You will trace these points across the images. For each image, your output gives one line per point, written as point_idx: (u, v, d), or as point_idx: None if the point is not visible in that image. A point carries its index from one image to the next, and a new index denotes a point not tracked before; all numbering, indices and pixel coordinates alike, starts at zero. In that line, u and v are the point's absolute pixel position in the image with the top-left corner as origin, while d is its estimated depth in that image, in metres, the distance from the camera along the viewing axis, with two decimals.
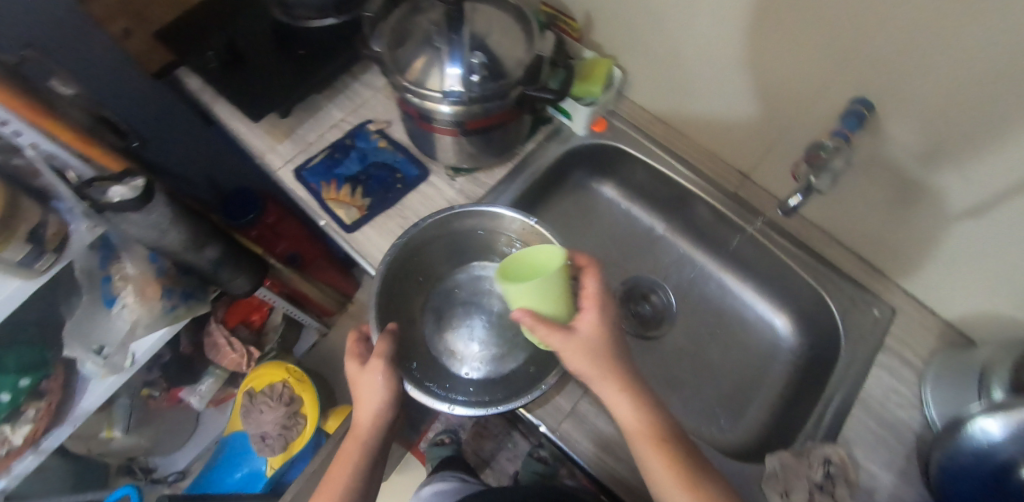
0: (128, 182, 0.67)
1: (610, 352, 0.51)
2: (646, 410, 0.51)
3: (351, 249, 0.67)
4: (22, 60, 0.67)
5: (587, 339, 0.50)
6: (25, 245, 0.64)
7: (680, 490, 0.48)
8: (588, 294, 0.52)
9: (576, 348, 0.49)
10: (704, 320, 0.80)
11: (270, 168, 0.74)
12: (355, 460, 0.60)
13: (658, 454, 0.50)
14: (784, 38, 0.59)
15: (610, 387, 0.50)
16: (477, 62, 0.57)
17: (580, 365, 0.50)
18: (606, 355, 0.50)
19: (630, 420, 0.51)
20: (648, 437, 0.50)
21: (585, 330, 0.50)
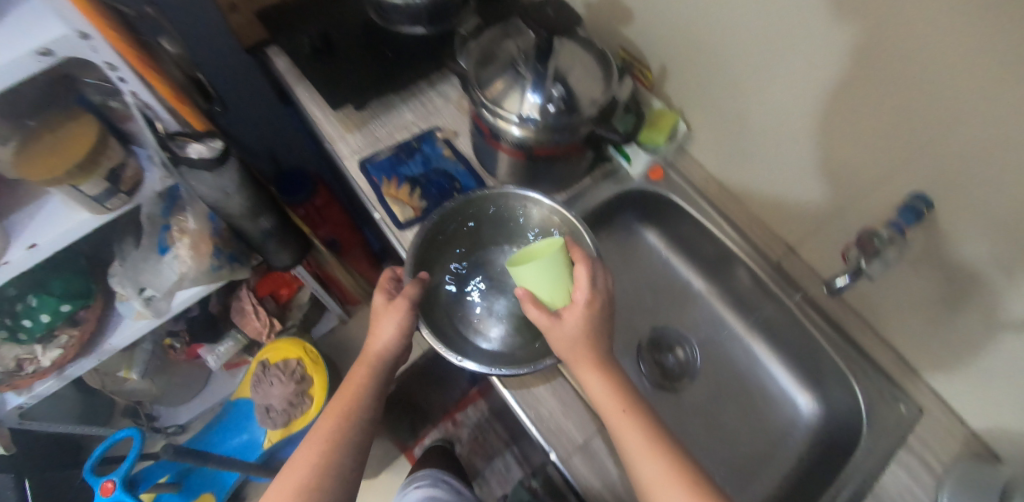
0: (206, 143, 0.71)
1: (592, 339, 0.56)
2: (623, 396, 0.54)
3: (400, 245, 0.70)
4: (139, 15, 0.73)
5: (566, 324, 0.56)
6: (103, 182, 0.68)
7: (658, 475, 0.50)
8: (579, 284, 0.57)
9: (557, 331, 0.56)
10: (725, 382, 0.80)
11: (337, 156, 0.78)
12: (362, 384, 0.62)
13: (636, 438, 0.52)
14: (855, 123, 0.60)
15: (586, 370, 0.55)
16: (556, 95, 0.60)
17: (563, 348, 0.56)
18: (586, 339, 0.55)
19: (610, 404, 0.54)
20: (622, 420, 0.53)
21: (569, 317, 0.56)
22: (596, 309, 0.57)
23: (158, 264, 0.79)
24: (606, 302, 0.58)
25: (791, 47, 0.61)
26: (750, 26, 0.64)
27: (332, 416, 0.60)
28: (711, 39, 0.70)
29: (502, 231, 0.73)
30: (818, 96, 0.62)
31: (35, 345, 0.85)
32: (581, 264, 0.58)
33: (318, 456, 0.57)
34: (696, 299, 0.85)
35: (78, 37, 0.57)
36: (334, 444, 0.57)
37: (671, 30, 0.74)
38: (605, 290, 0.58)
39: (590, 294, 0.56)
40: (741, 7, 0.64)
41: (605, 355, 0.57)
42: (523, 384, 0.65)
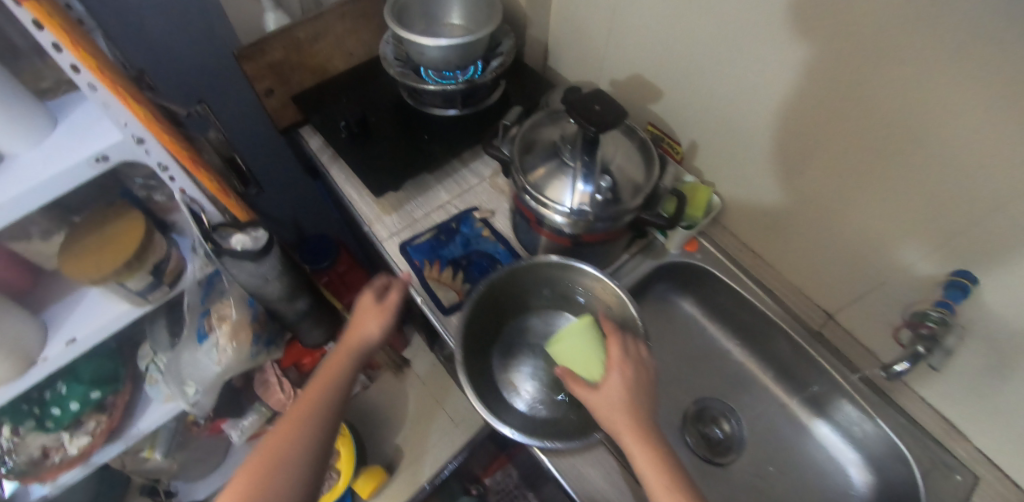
0: (250, 233, 0.72)
1: (634, 414, 0.53)
2: (668, 476, 0.50)
3: (445, 330, 0.70)
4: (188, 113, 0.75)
5: (605, 395, 0.54)
6: (147, 277, 0.67)
7: None
8: (613, 359, 0.56)
9: (598, 404, 0.54)
10: (772, 452, 0.79)
11: (376, 238, 0.78)
12: (339, 368, 0.63)
13: None
14: (895, 204, 0.61)
15: (631, 446, 0.52)
16: (605, 186, 0.63)
17: (604, 422, 0.53)
18: (629, 412, 0.53)
19: (655, 485, 0.50)
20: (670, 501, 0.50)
21: (607, 391, 0.54)
22: (635, 382, 0.55)
23: (196, 354, 0.78)
24: (644, 371, 0.56)
25: (826, 135, 0.63)
26: (783, 114, 0.66)
27: (302, 405, 0.60)
28: (744, 120, 0.72)
29: (546, 298, 0.72)
30: (854, 182, 0.64)
31: (61, 432, 0.82)
32: (613, 339, 0.57)
33: (289, 439, 0.57)
34: (737, 367, 0.85)
35: (133, 142, 0.58)
36: (302, 431, 0.58)
37: (702, 109, 0.76)
38: (642, 363, 0.57)
39: (626, 367, 0.55)
40: (775, 96, 0.65)
41: (651, 429, 0.53)
42: (578, 472, 0.63)
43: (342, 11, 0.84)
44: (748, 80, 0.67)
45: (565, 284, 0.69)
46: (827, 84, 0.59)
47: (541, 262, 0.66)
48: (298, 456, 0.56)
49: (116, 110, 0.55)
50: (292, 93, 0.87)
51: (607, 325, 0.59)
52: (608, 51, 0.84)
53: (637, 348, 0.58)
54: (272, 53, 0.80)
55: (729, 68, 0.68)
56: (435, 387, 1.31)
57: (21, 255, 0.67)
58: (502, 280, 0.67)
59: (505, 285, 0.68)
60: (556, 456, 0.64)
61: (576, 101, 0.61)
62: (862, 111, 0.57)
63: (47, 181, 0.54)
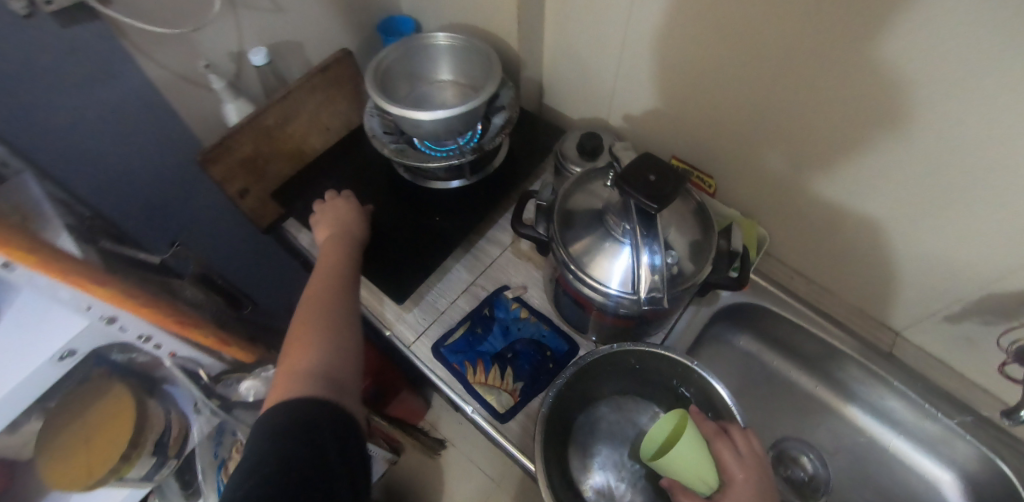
0: (259, 373, 0.65)
1: None
2: None
3: (507, 442, 0.61)
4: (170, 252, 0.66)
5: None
6: (150, 457, 0.57)
7: None
8: (729, 465, 0.50)
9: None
10: (858, 485, 0.75)
11: (402, 342, 0.68)
12: (335, 256, 0.63)
13: None
14: (970, 225, 0.57)
15: None
16: (673, 261, 0.56)
17: None
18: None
19: None
20: None
21: None
22: (762, 493, 0.49)
23: None
24: (764, 473, 0.51)
25: (890, 158, 0.58)
26: (839, 138, 0.60)
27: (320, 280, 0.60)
28: (788, 147, 0.65)
29: (614, 383, 0.64)
30: (922, 204, 0.59)
31: None
32: (723, 442, 0.51)
33: (322, 300, 0.57)
34: (806, 398, 0.80)
35: (103, 322, 0.46)
36: (331, 294, 0.58)
37: (735, 136, 0.70)
38: (760, 464, 0.51)
39: (747, 475, 0.49)
40: (828, 121, 0.59)
41: None
42: None
43: (311, 85, 0.73)
44: (795, 106, 0.60)
45: (649, 367, 0.61)
46: (895, 107, 0.53)
47: (618, 348, 0.60)
48: (339, 308, 0.57)
49: (75, 296, 0.42)
50: (271, 190, 0.76)
51: (709, 424, 0.53)
52: (620, 84, 0.76)
53: (753, 447, 0.52)
54: (240, 148, 0.69)
55: (771, 95, 0.61)
56: (469, 449, 1.22)
57: None
58: (575, 377, 0.60)
59: (578, 379, 0.60)
60: None
61: (627, 170, 0.53)
62: (939, 132, 0.52)
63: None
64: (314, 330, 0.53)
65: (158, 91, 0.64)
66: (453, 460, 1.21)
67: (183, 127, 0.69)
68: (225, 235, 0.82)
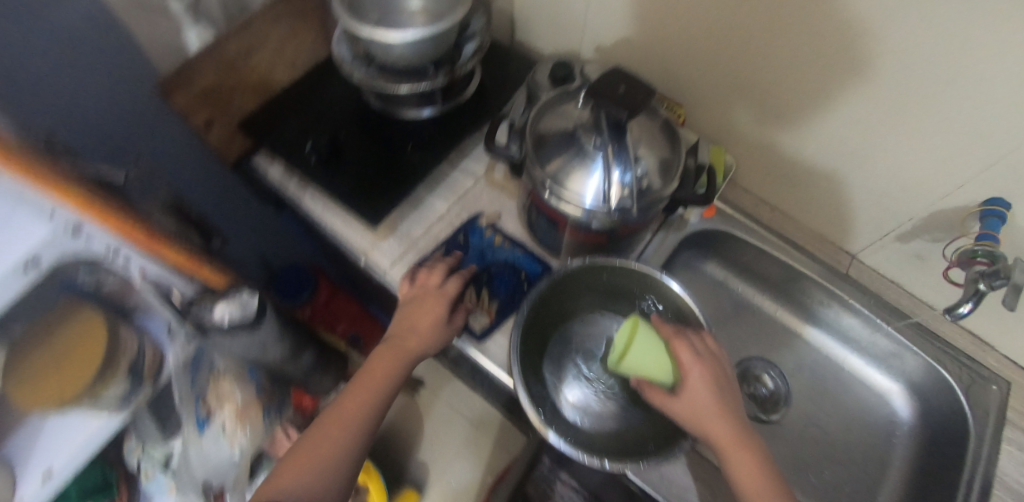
0: (233, 298, 0.61)
1: (724, 419, 0.51)
2: (762, 470, 0.50)
3: (483, 359, 0.63)
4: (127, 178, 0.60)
5: (696, 410, 0.51)
6: (125, 382, 0.56)
7: None
8: (686, 363, 0.53)
9: (688, 417, 0.51)
10: (817, 398, 0.79)
11: (377, 269, 0.69)
12: (389, 373, 0.58)
13: None
14: (921, 144, 0.60)
15: (734, 458, 0.50)
16: (643, 173, 0.58)
17: (691, 432, 0.52)
18: (723, 422, 0.51)
19: (746, 480, 0.50)
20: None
21: (692, 399, 0.51)
22: (719, 387, 0.52)
23: (199, 448, 0.66)
24: (719, 367, 0.53)
25: (864, 99, 0.60)
26: (824, 82, 0.61)
27: (354, 404, 0.57)
28: (772, 92, 0.67)
29: (588, 299, 0.66)
30: (881, 127, 0.61)
31: None
32: (682, 343, 0.53)
33: (339, 434, 0.55)
34: (769, 320, 0.84)
35: (67, 234, 0.44)
36: (352, 427, 0.56)
37: (725, 82, 0.71)
38: (716, 361, 0.54)
39: (703, 373, 0.52)
40: (811, 64, 0.61)
41: (742, 432, 0.51)
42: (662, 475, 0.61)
43: (274, 14, 0.72)
44: (780, 49, 0.62)
45: (623, 282, 0.63)
46: (872, 46, 0.55)
47: (592, 261, 0.61)
48: (348, 450, 0.55)
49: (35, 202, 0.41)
50: (235, 121, 0.74)
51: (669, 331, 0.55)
52: (591, 15, 0.76)
53: (708, 343, 0.55)
54: (203, 77, 0.67)
55: (756, 39, 0.63)
56: (446, 393, 1.24)
57: None
58: (547, 290, 0.62)
59: (552, 294, 0.62)
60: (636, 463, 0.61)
61: (598, 84, 0.55)
62: (901, 63, 0.54)
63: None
64: (308, 481, 0.53)
65: (113, 14, 0.61)
66: (431, 404, 1.22)
67: (139, 52, 0.66)
68: (188, 171, 0.79)
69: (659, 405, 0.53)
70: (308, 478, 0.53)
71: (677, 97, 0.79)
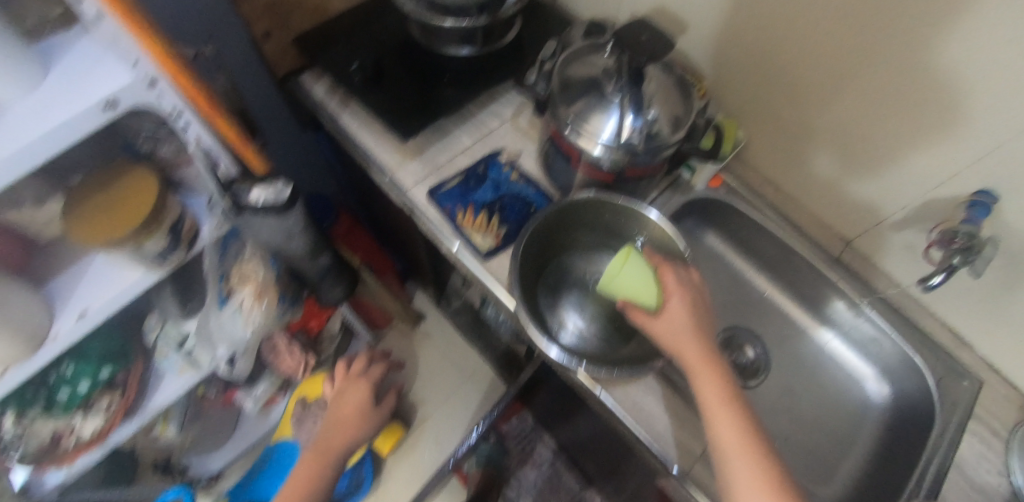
0: (269, 186, 0.66)
1: (697, 338, 0.55)
2: (726, 388, 0.53)
3: (485, 274, 0.69)
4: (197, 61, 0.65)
5: (672, 325, 0.56)
6: (166, 238, 0.62)
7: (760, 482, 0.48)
8: (670, 287, 0.58)
9: (665, 333, 0.56)
10: (796, 373, 0.83)
11: (400, 186, 0.75)
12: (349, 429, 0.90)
13: (739, 434, 0.51)
14: (919, 132, 0.64)
15: (699, 371, 0.54)
16: (654, 118, 0.63)
17: (667, 347, 0.56)
18: (695, 341, 0.55)
19: (710, 394, 0.53)
20: (721, 418, 0.52)
21: (672, 317, 0.56)
22: (696, 312, 0.57)
23: (219, 318, 0.73)
24: (699, 296, 0.59)
25: (907, 132, 0.65)
26: (900, 136, 0.66)
27: (326, 448, 0.87)
28: (844, 133, 0.72)
29: (590, 235, 0.71)
30: (884, 113, 0.66)
31: (73, 415, 0.76)
32: (668, 269, 0.59)
33: (316, 468, 0.85)
34: (759, 297, 0.89)
35: (143, 85, 0.51)
36: (328, 459, 0.86)
37: (798, 115, 0.76)
38: (697, 291, 0.59)
39: (683, 296, 0.57)
40: (892, 115, 0.65)
41: (712, 352, 0.55)
42: (634, 401, 0.65)
43: None
44: (865, 97, 0.66)
45: (620, 220, 0.68)
46: (901, 49, 0.59)
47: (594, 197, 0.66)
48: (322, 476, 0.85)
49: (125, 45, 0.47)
50: (290, 38, 0.81)
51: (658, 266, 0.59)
52: None
53: (691, 276, 0.60)
54: None
55: (844, 82, 0.67)
56: (442, 343, 1.29)
57: (15, 225, 0.60)
58: (553, 217, 0.67)
59: (553, 225, 0.67)
60: (613, 388, 0.65)
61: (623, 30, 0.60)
62: (905, 49, 0.59)
63: (30, 144, 0.44)
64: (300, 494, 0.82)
65: None
66: (426, 350, 1.27)
67: None
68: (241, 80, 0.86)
69: (640, 325, 0.57)
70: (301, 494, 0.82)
71: (700, 73, 0.84)
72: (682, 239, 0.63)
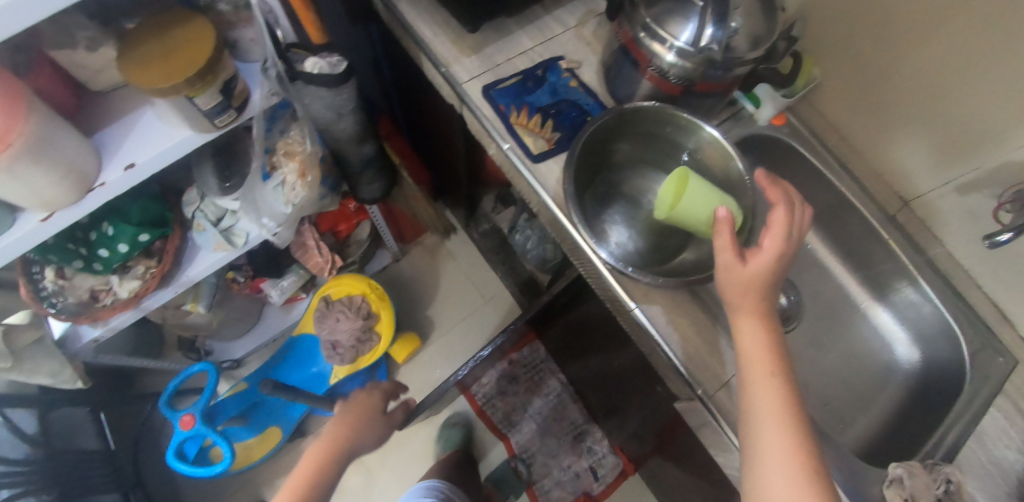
0: (324, 58, 0.66)
1: (766, 290, 0.50)
2: (773, 350, 0.49)
3: (532, 176, 0.67)
4: None
5: (752, 269, 0.49)
6: (218, 95, 0.61)
7: (788, 446, 0.44)
8: (773, 227, 0.50)
9: (740, 272, 0.49)
10: (826, 326, 0.82)
11: (455, 80, 0.73)
12: (360, 420, 0.84)
13: (778, 396, 0.46)
14: (1017, 85, 0.59)
15: (749, 321, 0.50)
16: (737, 27, 0.58)
17: (732, 288, 0.50)
18: (761, 292, 0.50)
19: (754, 350, 0.49)
20: (767, 381, 0.47)
21: (756, 261, 0.49)
22: (782, 261, 0.50)
23: (260, 191, 0.73)
24: (795, 245, 0.51)
25: (1004, 84, 0.60)
26: (993, 88, 0.62)
27: (337, 433, 0.80)
28: (940, 114, 0.69)
29: (645, 150, 0.69)
30: (980, 62, 0.61)
31: (110, 276, 0.79)
32: (778, 207, 0.51)
33: (325, 453, 0.75)
34: (802, 248, 0.87)
35: None
36: (340, 444, 0.78)
37: (891, 90, 0.72)
38: (799, 241, 0.51)
39: (783, 241, 0.49)
40: (1003, 95, 0.61)
41: (770, 308, 0.51)
42: (668, 321, 0.65)
43: None
44: (975, 80, 0.63)
45: (675, 134, 0.65)
46: None
47: (654, 108, 0.62)
48: (333, 461, 0.75)
49: None
50: None
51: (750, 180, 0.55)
52: None
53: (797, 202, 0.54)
54: None
55: (957, 62, 0.63)
56: (466, 266, 1.30)
57: (73, 60, 0.60)
58: (611, 124, 0.64)
59: (609, 134, 0.65)
60: (648, 305, 0.65)
61: None
62: None
63: None
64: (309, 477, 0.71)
65: None
66: (449, 271, 1.29)
67: None
68: None
69: (720, 250, 0.50)
70: (311, 477, 0.72)
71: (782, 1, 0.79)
72: (738, 153, 0.61)
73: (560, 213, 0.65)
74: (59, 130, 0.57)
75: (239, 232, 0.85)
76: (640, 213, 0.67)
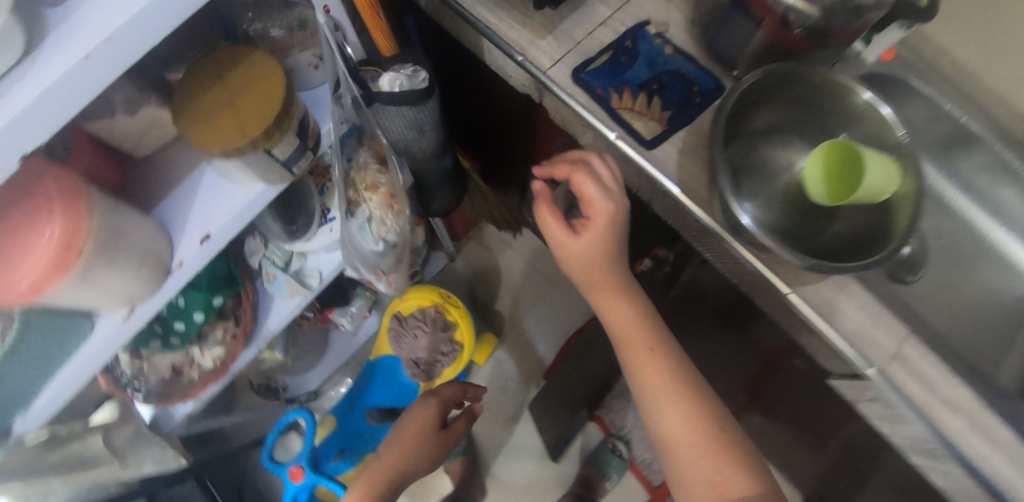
0: (399, 70, 0.59)
1: (604, 260, 0.62)
2: (639, 317, 0.63)
3: (650, 166, 0.60)
4: None
5: (581, 241, 0.61)
6: (295, 140, 0.52)
7: (658, 390, 0.59)
8: (591, 199, 0.60)
9: (575, 247, 0.61)
10: (953, 267, 0.78)
11: (536, 68, 0.64)
12: (417, 437, 0.88)
13: (647, 360, 0.60)
14: None
15: (604, 295, 0.63)
16: None
17: (577, 262, 0.62)
18: (603, 264, 0.62)
19: (624, 319, 0.63)
20: (648, 356, 0.60)
21: (583, 237, 0.61)
22: (613, 227, 0.61)
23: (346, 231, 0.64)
24: (619, 202, 0.61)
25: None
26: None
27: (391, 458, 0.84)
28: None
29: (781, 119, 0.62)
30: None
31: (190, 348, 0.72)
32: (586, 180, 0.60)
33: (380, 477, 0.81)
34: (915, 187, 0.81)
35: None
36: (393, 467, 0.83)
37: None
38: (619, 194, 0.62)
39: (605, 205, 0.60)
40: None
41: (626, 284, 0.64)
42: (826, 300, 0.60)
43: None
44: None
45: (823, 96, 0.58)
46: None
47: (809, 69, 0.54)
48: (386, 483, 0.81)
49: None
50: None
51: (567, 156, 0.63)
52: None
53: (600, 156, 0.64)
54: None
55: None
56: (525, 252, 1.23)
57: (120, 130, 0.50)
58: (752, 93, 0.56)
59: (749, 104, 0.57)
60: (803, 287, 0.59)
61: None
62: None
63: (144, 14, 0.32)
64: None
65: None
66: (509, 260, 1.23)
67: None
68: None
69: (555, 232, 0.62)
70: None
71: None
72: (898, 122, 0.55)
73: (693, 205, 0.59)
74: (127, 217, 0.49)
75: (312, 272, 0.78)
76: (782, 189, 0.60)
